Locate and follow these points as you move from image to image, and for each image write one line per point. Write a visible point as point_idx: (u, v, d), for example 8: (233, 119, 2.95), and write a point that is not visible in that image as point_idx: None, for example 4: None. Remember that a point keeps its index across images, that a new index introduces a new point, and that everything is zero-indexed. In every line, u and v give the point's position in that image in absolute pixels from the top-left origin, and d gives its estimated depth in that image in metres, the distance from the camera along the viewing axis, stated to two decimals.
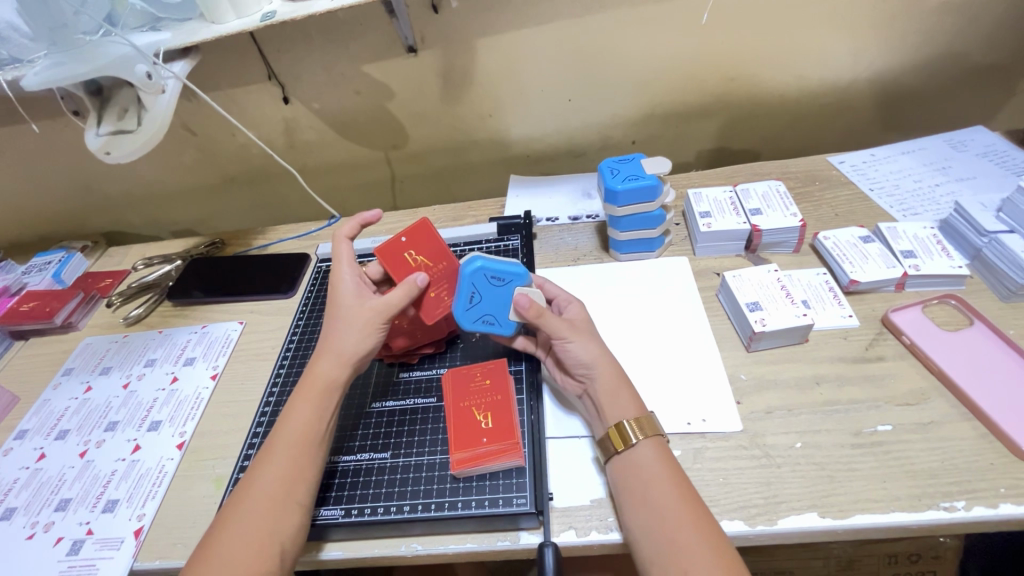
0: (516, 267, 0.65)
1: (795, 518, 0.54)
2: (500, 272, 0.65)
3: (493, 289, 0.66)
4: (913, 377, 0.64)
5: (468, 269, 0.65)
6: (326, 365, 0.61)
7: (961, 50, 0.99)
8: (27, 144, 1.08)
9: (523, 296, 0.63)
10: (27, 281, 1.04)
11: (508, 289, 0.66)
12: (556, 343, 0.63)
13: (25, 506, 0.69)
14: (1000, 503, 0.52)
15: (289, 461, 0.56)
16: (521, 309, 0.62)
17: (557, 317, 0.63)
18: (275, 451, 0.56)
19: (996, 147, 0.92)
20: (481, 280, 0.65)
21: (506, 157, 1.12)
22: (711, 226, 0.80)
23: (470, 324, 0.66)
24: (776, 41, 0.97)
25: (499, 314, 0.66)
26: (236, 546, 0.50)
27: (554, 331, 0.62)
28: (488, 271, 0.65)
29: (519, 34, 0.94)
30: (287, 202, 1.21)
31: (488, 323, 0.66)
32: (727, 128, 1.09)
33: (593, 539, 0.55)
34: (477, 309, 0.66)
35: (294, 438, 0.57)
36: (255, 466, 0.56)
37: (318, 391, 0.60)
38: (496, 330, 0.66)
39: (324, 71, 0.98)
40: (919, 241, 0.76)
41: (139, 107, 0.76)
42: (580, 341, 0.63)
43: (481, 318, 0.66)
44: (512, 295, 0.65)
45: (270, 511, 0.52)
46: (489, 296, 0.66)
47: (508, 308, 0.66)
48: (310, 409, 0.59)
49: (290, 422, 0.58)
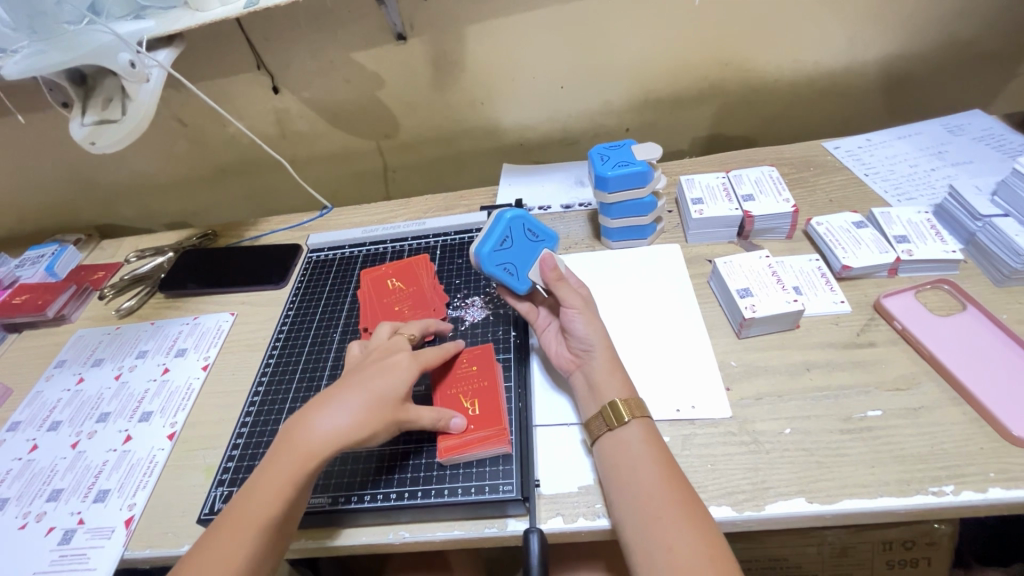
0: (549, 232, 0.72)
1: (783, 503, 0.54)
2: (536, 230, 0.71)
3: (525, 240, 0.70)
4: (904, 363, 0.63)
5: (506, 215, 0.69)
6: (353, 397, 0.56)
7: (959, 32, 0.97)
8: (17, 137, 1.07)
9: (550, 256, 0.67)
10: (19, 274, 1.03)
11: (537, 246, 0.70)
12: (563, 313, 0.63)
13: (17, 497, 0.69)
14: (989, 488, 0.52)
15: (290, 483, 0.53)
16: (544, 267, 0.65)
17: (570, 288, 0.65)
18: (286, 464, 0.53)
19: (993, 131, 0.91)
20: (520, 228, 0.70)
21: (498, 145, 1.11)
22: (703, 212, 0.80)
23: (491, 267, 0.67)
24: (770, 25, 0.95)
25: (520, 267, 0.68)
26: (215, 563, 0.49)
27: (564, 301, 0.63)
28: (527, 224, 0.71)
29: (509, 20, 0.93)
30: (279, 194, 1.21)
31: (507, 272, 0.67)
32: (722, 115, 1.08)
33: (581, 525, 0.55)
34: (503, 254, 0.67)
35: (305, 461, 0.53)
36: (261, 475, 0.53)
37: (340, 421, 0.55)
38: (513, 282, 0.67)
39: (313, 60, 0.97)
40: (913, 225, 0.75)
41: (123, 97, 0.76)
42: (587, 318, 0.62)
43: (503, 264, 0.67)
44: (540, 253, 0.69)
45: (253, 532, 0.51)
46: (519, 246, 0.69)
47: (530, 265, 0.69)
48: (327, 439, 0.54)
49: (305, 438, 0.54)
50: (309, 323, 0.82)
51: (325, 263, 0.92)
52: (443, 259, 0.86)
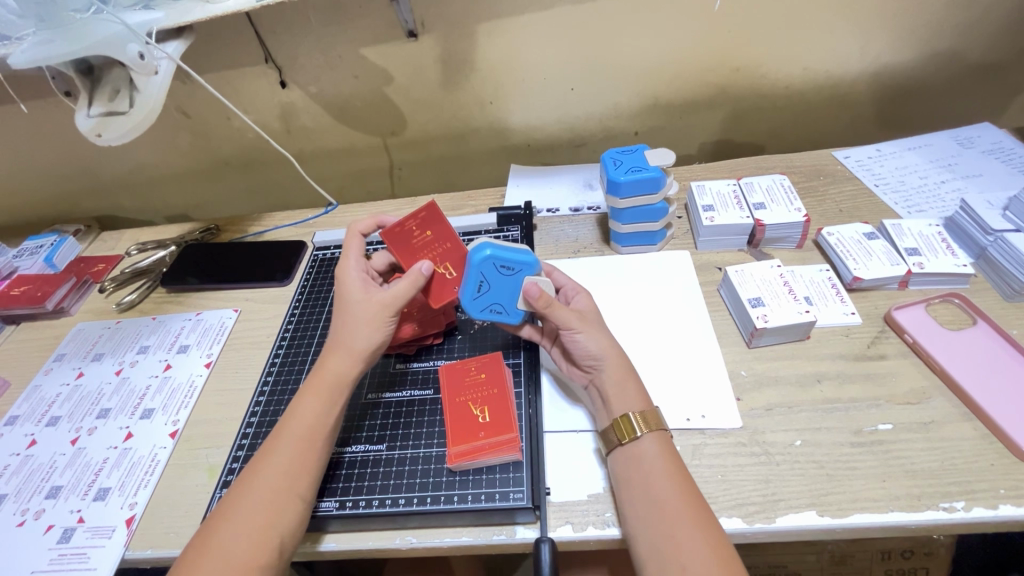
0: (525, 256, 0.63)
1: (794, 516, 0.53)
2: (510, 262, 0.62)
3: (502, 278, 0.63)
4: (914, 376, 0.63)
5: (478, 256, 0.62)
6: (337, 361, 0.60)
7: (970, 45, 0.97)
8: (18, 125, 1.05)
9: (533, 286, 0.62)
10: (17, 265, 1.02)
11: (516, 279, 0.63)
12: (563, 334, 0.62)
13: (15, 493, 0.68)
14: (1000, 505, 0.52)
15: (292, 454, 0.55)
16: (529, 298, 0.61)
17: (566, 307, 0.62)
18: (281, 441, 0.56)
19: (1003, 144, 0.91)
20: (490, 269, 0.62)
21: (506, 146, 1.11)
22: (714, 220, 0.79)
23: (477, 312, 0.65)
24: (783, 31, 0.95)
25: (506, 303, 0.65)
26: (236, 536, 0.49)
27: (562, 323, 0.61)
28: (497, 261, 0.62)
29: (522, 20, 0.92)
30: (283, 189, 1.20)
31: (496, 312, 0.66)
32: (731, 121, 1.08)
33: (590, 535, 0.54)
34: (485, 298, 0.64)
35: (302, 428, 0.56)
36: (258, 459, 0.55)
37: (327, 386, 0.59)
38: (505, 319, 0.66)
39: (321, 55, 0.96)
40: (924, 238, 0.75)
41: (130, 88, 0.74)
42: (590, 332, 0.61)
43: (488, 306, 0.65)
44: (521, 284, 0.64)
45: (270, 505, 0.51)
46: (500, 285, 0.64)
47: (517, 298, 0.65)
48: (318, 404, 0.58)
49: (295, 416, 0.57)
50: (315, 322, 0.81)
51: (331, 261, 0.91)
52: None
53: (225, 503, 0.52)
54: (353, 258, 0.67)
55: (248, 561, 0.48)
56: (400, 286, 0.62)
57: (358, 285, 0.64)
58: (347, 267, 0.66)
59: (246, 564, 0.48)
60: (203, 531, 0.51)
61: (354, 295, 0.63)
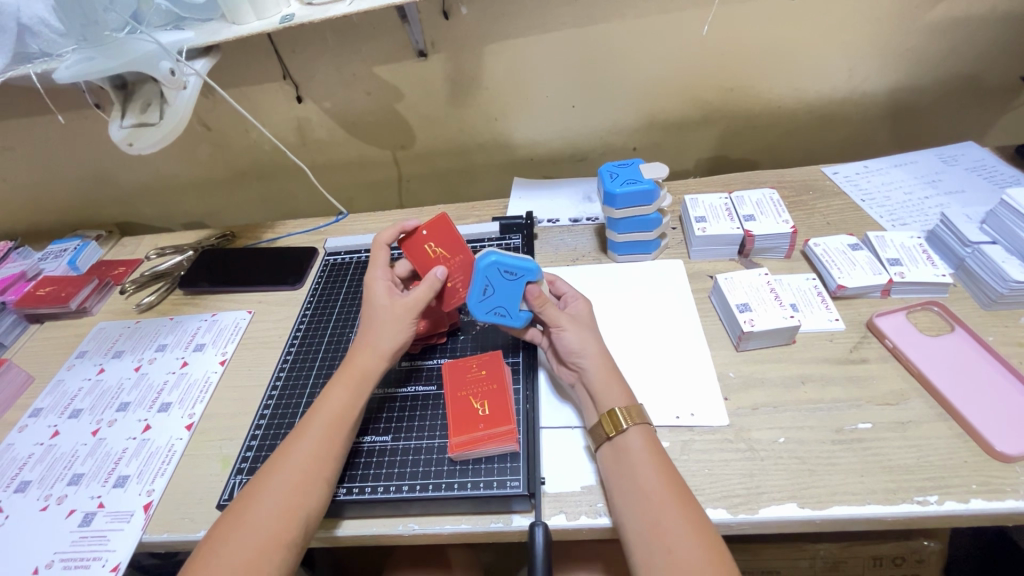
0: (526, 262, 0.67)
1: (775, 508, 0.56)
2: (513, 267, 0.67)
3: (505, 283, 0.68)
4: (894, 379, 0.66)
5: (481, 262, 0.67)
6: (365, 357, 0.64)
7: (954, 68, 1.02)
8: (49, 136, 1.12)
9: (533, 293, 0.66)
10: (43, 267, 1.07)
11: (519, 284, 0.67)
12: (553, 331, 0.67)
13: (39, 480, 0.72)
14: (972, 499, 0.55)
15: (321, 439, 0.59)
16: (527, 296, 0.68)
17: (557, 309, 0.68)
18: (311, 426, 0.60)
19: (985, 162, 0.95)
20: (495, 274, 0.67)
21: (510, 159, 1.16)
22: (706, 230, 0.83)
23: (483, 313, 0.70)
24: (774, 54, 1.00)
25: (509, 306, 0.69)
26: (266, 513, 0.53)
27: (552, 319, 0.67)
28: (502, 266, 0.67)
29: (526, 42, 0.97)
30: (296, 199, 1.25)
31: (500, 314, 0.69)
32: (725, 138, 1.12)
33: (583, 523, 0.57)
34: (490, 300, 0.69)
35: (330, 416, 0.60)
36: (290, 442, 0.59)
37: (354, 379, 0.63)
38: (508, 322, 0.69)
39: (337, 72, 1.02)
40: (906, 249, 0.78)
41: (161, 101, 0.80)
42: (576, 331, 0.66)
43: (493, 309, 0.69)
44: (524, 289, 0.68)
45: (298, 486, 0.55)
46: (502, 289, 0.68)
47: (520, 301, 0.69)
48: (346, 396, 0.62)
49: (325, 405, 0.61)
50: (326, 323, 0.85)
51: (341, 266, 0.96)
52: None
53: (255, 484, 0.56)
54: (380, 267, 0.72)
55: (275, 536, 0.52)
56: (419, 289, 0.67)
57: (384, 289, 0.69)
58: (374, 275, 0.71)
59: (277, 539, 0.52)
60: (229, 511, 0.54)
61: (381, 297, 0.68)
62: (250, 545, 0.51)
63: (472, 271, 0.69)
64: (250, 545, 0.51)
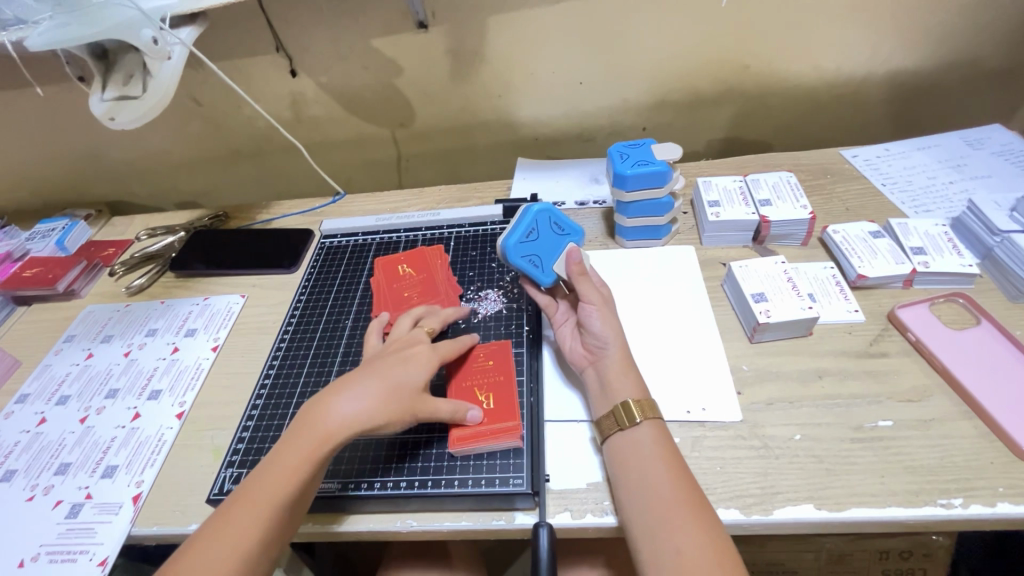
0: (576, 225, 0.72)
1: (791, 509, 0.54)
2: (562, 223, 0.71)
3: (551, 233, 0.70)
4: (916, 374, 0.63)
5: (532, 208, 0.70)
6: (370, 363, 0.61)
7: (983, 46, 0.97)
8: (32, 110, 1.07)
9: (575, 251, 0.68)
10: (30, 247, 1.03)
11: (562, 240, 0.70)
12: (581, 307, 0.64)
13: (25, 469, 0.69)
14: (999, 502, 0.52)
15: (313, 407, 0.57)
16: (569, 260, 0.67)
17: (591, 284, 0.65)
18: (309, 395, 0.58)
19: (1013, 146, 0.90)
20: (544, 221, 0.70)
21: (514, 139, 1.11)
22: (719, 215, 0.80)
23: (516, 257, 0.68)
24: (795, 28, 0.94)
25: (545, 260, 0.68)
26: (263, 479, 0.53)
27: (583, 296, 0.64)
28: (552, 218, 0.71)
29: (532, 14, 0.92)
30: (291, 178, 1.21)
31: (532, 264, 0.68)
32: (739, 118, 1.07)
33: (588, 522, 0.55)
34: (528, 246, 0.69)
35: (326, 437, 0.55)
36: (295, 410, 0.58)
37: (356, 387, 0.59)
38: (537, 274, 0.68)
39: (332, 45, 0.97)
40: (930, 238, 0.75)
41: (144, 73, 0.75)
42: (603, 314, 0.63)
43: (528, 256, 0.68)
44: (564, 247, 0.70)
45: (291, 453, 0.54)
46: (546, 239, 0.70)
47: (555, 259, 0.69)
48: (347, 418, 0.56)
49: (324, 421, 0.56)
50: (321, 309, 0.82)
51: (337, 249, 0.92)
52: (457, 251, 0.86)
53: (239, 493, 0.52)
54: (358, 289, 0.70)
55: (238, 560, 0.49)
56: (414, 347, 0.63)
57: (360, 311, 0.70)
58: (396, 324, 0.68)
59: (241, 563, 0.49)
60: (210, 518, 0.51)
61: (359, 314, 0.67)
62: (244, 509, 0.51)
63: (518, 216, 0.70)
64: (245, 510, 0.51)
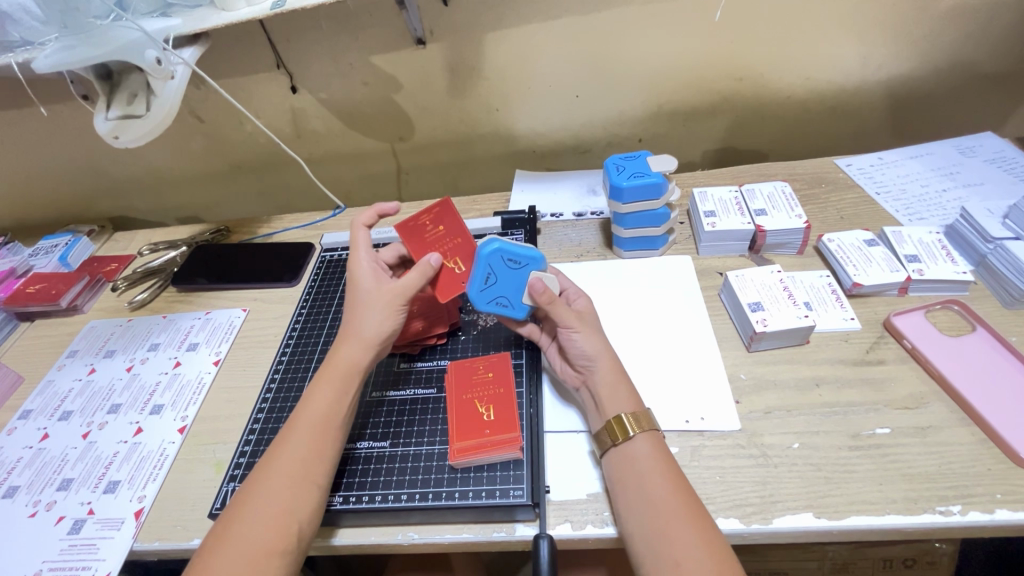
0: (531, 251, 0.67)
1: (791, 517, 0.54)
2: (517, 255, 0.66)
3: (509, 271, 0.67)
4: (912, 382, 0.64)
5: (484, 250, 0.66)
6: (349, 349, 0.62)
7: (972, 57, 0.98)
8: (37, 128, 1.08)
9: (537, 280, 0.65)
10: (33, 263, 1.04)
11: (522, 273, 0.67)
12: (562, 333, 0.64)
13: (27, 485, 0.70)
14: (997, 509, 0.52)
15: (308, 443, 0.56)
16: (534, 292, 0.64)
17: (566, 306, 0.64)
18: (295, 429, 0.57)
19: (1005, 154, 0.91)
20: (498, 262, 0.66)
21: (512, 151, 1.12)
22: (715, 225, 0.80)
23: (484, 305, 0.67)
24: (787, 40, 0.96)
25: (513, 297, 0.67)
26: (256, 525, 0.51)
27: (562, 321, 0.63)
28: (504, 254, 0.66)
29: (529, 29, 0.94)
30: (292, 192, 1.22)
31: (501, 305, 0.67)
32: (734, 129, 1.09)
33: (589, 533, 0.55)
34: (492, 291, 0.67)
35: (289, 471, 0.54)
36: (273, 450, 0.56)
37: (339, 376, 0.60)
38: (510, 313, 0.67)
39: (332, 62, 0.99)
40: (924, 246, 0.75)
41: (148, 92, 0.77)
42: (586, 333, 0.63)
43: (495, 299, 0.67)
44: (528, 277, 0.67)
45: (286, 490, 0.53)
46: (506, 278, 0.67)
47: (523, 292, 0.67)
48: (308, 444, 0.56)
49: (283, 456, 0.55)
50: (322, 321, 0.83)
51: (337, 262, 0.93)
52: None
53: (214, 540, 0.51)
54: (364, 249, 0.69)
55: None
56: (411, 275, 0.65)
57: (369, 275, 0.67)
58: (357, 258, 0.68)
59: None
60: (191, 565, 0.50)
61: (366, 283, 0.65)
62: (239, 560, 0.49)
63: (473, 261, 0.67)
64: (242, 560, 0.49)
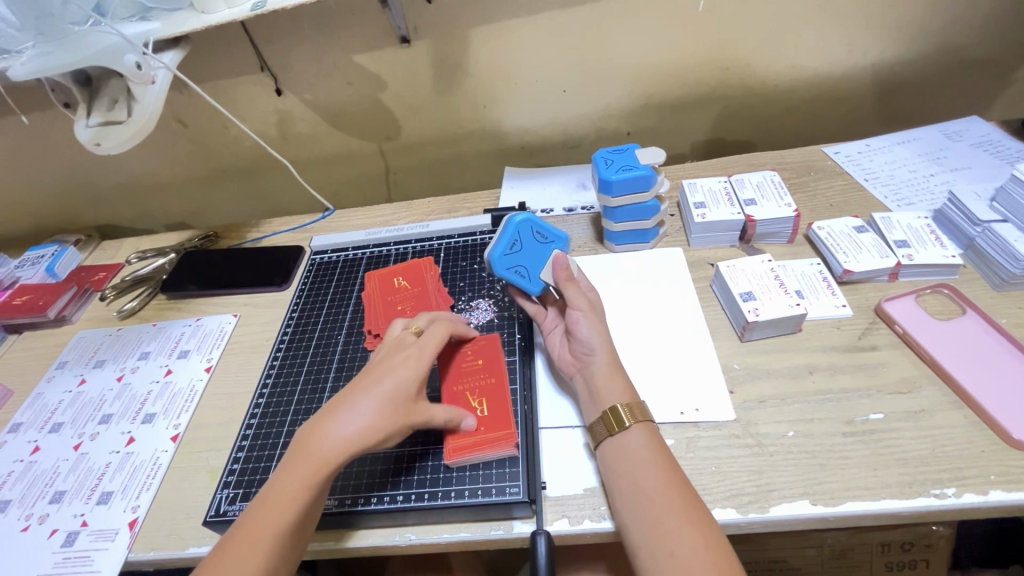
0: (559, 231, 0.70)
1: (787, 506, 0.54)
2: (546, 231, 0.69)
3: (534, 243, 0.69)
4: (905, 366, 0.64)
5: (515, 219, 0.69)
6: (325, 441, 0.54)
7: (955, 42, 0.99)
8: (19, 137, 1.07)
9: (561, 257, 0.68)
10: (19, 275, 1.03)
11: (547, 249, 0.69)
12: (569, 314, 0.64)
13: (19, 499, 0.69)
14: (990, 490, 0.53)
15: (261, 545, 0.50)
16: (556, 267, 0.67)
17: (579, 290, 0.66)
18: (254, 528, 0.50)
19: (991, 137, 0.92)
20: (527, 232, 0.69)
21: (500, 148, 1.12)
22: (705, 217, 0.81)
23: (502, 270, 0.68)
24: (771, 29, 0.96)
25: (531, 269, 0.68)
26: None
27: (570, 301, 0.64)
28: (534, 227, 0.69)
29: (513, 24, 0.93)
30: (281, 196, 1.21)
31: (518, 274, 0.68)
32: (722, 120, 1.09)
33: (587, 528, 0.55)
34: (513, 258, 0.68)
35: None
36: (225, 546, 0.50)
37: (312, 471, 0.53)
38: (525, 284, 0.68)
39: (316, 63, 0.98)
40: (913, 230, 0.76)
41: (129, 98, 0.76)
42: (592, 321, 0.64)
43: (514, 267, 0.68)
44: (550, 254, 0.69)
45: None
46: (530, 248, 0.69)
47: (541, 266, 0.69)
48: (261, 546, 0.49)
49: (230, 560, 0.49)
50: (314, 324, 0.82)
51: (328, 264, 0.92)
52: (446, 262, 0.86)
53: None
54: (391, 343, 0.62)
55: None
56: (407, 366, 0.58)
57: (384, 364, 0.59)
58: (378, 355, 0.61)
59: None
60: None
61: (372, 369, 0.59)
62: None
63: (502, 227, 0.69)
64: None
